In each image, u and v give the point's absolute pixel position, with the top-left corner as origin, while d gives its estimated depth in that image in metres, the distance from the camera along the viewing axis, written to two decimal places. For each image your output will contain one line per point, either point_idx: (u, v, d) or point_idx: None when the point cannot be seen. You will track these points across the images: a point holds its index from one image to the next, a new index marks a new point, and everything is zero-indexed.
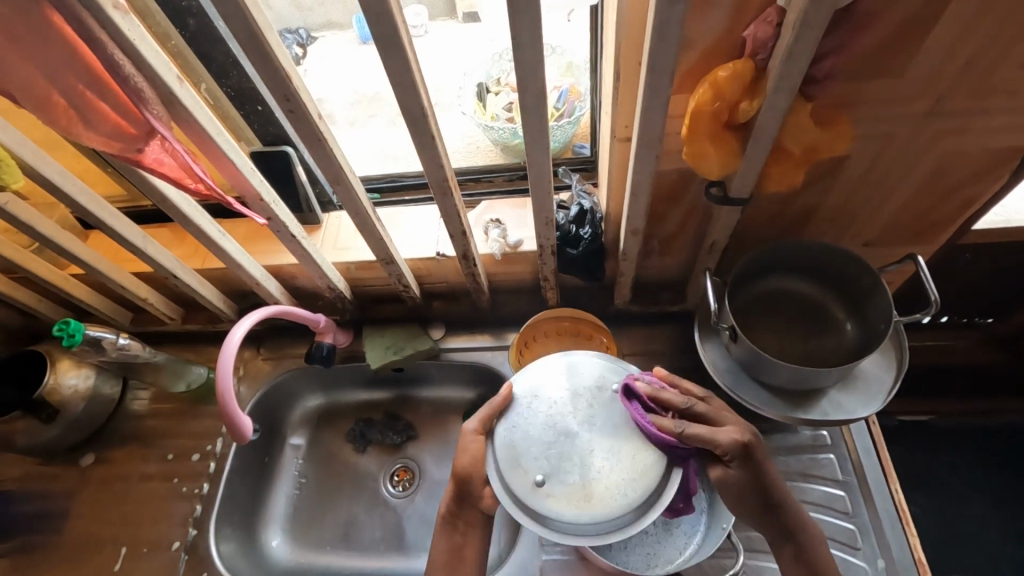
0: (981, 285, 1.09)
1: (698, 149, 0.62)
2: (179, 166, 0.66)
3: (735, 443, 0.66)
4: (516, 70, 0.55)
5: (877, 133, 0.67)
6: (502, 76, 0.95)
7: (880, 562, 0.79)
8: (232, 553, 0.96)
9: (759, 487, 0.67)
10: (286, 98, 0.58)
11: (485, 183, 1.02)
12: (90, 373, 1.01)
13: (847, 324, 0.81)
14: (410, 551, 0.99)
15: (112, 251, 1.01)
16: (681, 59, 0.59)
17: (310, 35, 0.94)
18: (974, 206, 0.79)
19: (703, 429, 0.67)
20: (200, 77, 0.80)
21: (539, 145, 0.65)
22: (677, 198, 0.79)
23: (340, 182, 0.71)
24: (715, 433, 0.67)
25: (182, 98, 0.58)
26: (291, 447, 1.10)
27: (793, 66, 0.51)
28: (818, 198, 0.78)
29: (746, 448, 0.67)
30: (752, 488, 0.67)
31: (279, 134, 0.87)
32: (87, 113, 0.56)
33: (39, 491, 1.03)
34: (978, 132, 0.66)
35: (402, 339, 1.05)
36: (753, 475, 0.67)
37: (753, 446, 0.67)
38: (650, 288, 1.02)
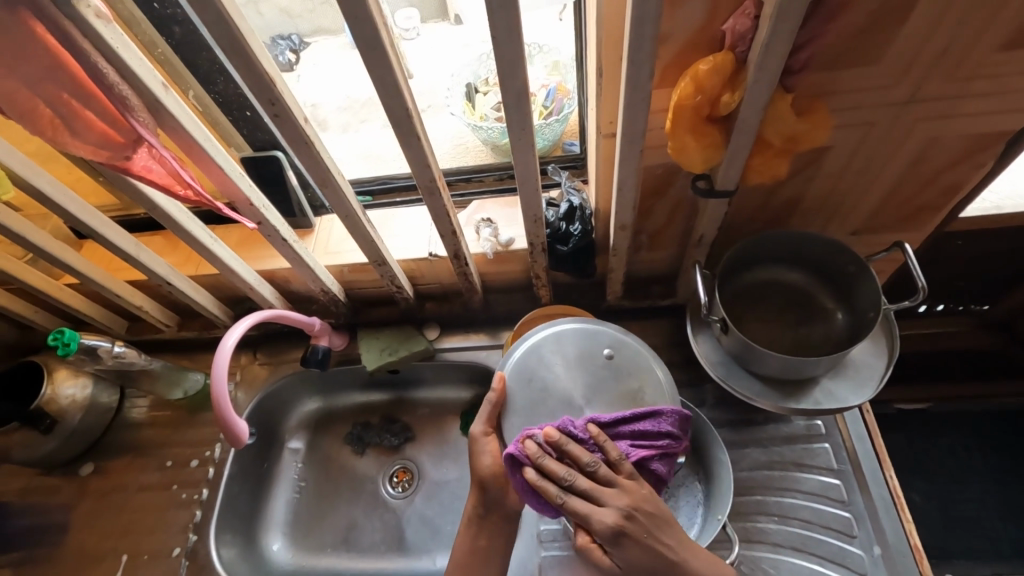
0: (973, 271, 1.09)
1: (682, 142, 0.62)
2: (168, 173, 0.66)
3: (606, 528, 0.61)
4: (498, 68, 0.56)
5: (860, 122, 0.67)
6: (490, 76, 0.95)
7: (876, 549, 0.80)
8: (232, 558, 0.97)
9: (649, 562, 0.61)
10: (271, 102, 0.59)
11: (476, 183, 1.02)
12: (87, 382, 1.02)
13: (837, 312, 0.82)
14: (410, 552, 0.99)
15: (106, 260, 1.01)
16: (661, 54, 0.60)
17: (303, 41, 0.95)
18: (960, 192, 0.79)
19: (576, 508, 0.62)
20: (188, 85, 0.81)
21: (524, 143, 0.65)
22: (665, 192, 0.79)
23: (328, 185, 0.71)
24: (589, 515, 0.61)
25: (167, 104, 0.59)
26: (290, 451, 1.11)
27: (771, 57, 0.52)
28: (804, 189, 0.79)
29: (617, 532, 0.61)
30: (639, 567, 0.62)
31: (268, 139, 0.88)
32: (73, 122, 0.57)
33: (39, 502, 1.04)
34: (960, 118, 0.67)
35: (398, 340, 1.06)
36: (633, 552, 0.61)
37: (627, 529, 0.61)
38: (642, 283, 1.03)
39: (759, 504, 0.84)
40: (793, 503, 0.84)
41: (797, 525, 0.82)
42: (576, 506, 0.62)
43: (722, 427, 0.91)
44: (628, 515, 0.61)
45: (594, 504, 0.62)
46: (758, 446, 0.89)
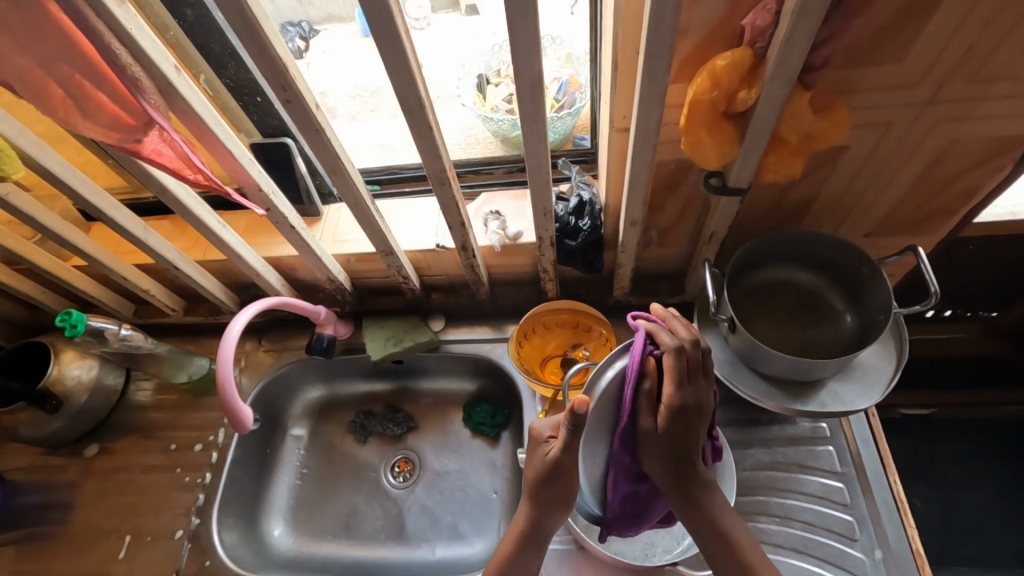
0: (983, 277, 1.08)
1: (695, 138, 0.61)
2: (178, 157, 0.66)
3: (681, 400, 0.60)
4: (513, 58, 0.55)
5: (877, 122, 0.66)
6: (502, 67, 0.94)
7: (878, 553, 0.79)
8: (234, 541, 0.98)
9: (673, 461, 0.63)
10: (283, 88, 0.58)
11: (485, 175, 1.01)
12: (93, 364, 1.02)
13: (846, 314, 0.81)
14: (411, 541, 0.99)
15: (114, 243, 1.01)
16: (679, 48, 0.59)
17: (313, 28, 0.96)
18: (976, 196, 0.78)
19: (674, 369, 0.60)
20: (199, 68, 0.80)
21: (537, 135, 0.65)
22: (677, 189, 0.79)
23: (338, 173, 0.71)
24: (680, 381, 0.60)
25: (179, 87, 0.58)
26: (293, 437, 1.11)
27: (791, 54, 0.51)
28: (817, 189, 0.78)
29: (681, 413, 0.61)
30: (668, 453, 0.63)
31: (278, 126, 0.88)
32: (84, 103, 0.56)
33: (44, 481, 1.05)
34: (980, 120, 0.66)
35: (403, 330, 1.06)
36: (674, 435, 0.62)
37: (692, 412, 0.61)
38: (649, 280, 1.02)
39: (760, 504, 0.84)
40: (795, 505, 0.84)
41: (798, 526, 0.82)
42: (682, 367, 0.60)
43: (726, 427, 0.90)
44: (696, 410, 0.62)
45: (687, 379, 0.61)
46: (761, 447, 0.88)
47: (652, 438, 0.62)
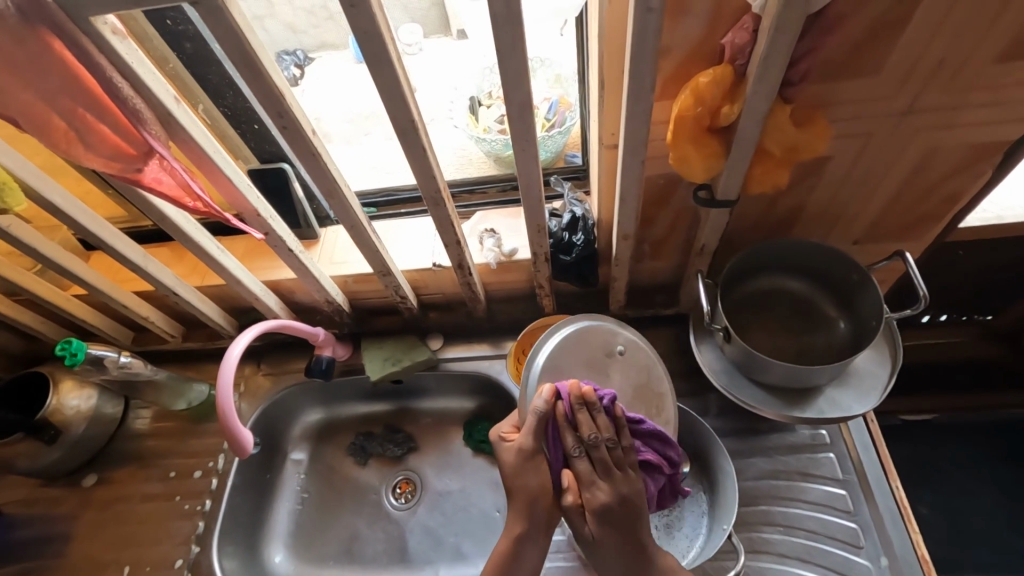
0: (974, 280, 1.10)
1: (683, 152, 0.63)
2: (178, 185, 0.67)
3: (600, 505, 0.69)
4: (502, 80, 0.57)
5: (858, 133, 0.68)
6: (493, 89, 0.97)
7: (883, 560, 0.79)
8: (235, 569, 0.96)
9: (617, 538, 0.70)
10: (280, 114, 0.60)
11: (480, 194, 1.03)
12: (92, 393, 1.02)
13: (839, 321, 0.82)
14: (413, 563, 0.98)
15: (114, 271, 1.02)
16: (663, 67, 0.61)
17: (309, 56, 0.97)
18: (959, 201, 0.80)
19: (584, 471, 0.70)
20: (197, 98, 0.82)
21: (528, 154, 0.66)
22: (667, 202, 0.80)
23: (334, 196, 0.72)
24: (596, 490, 0.70)
25: (179, 117, 0.60)
26: (293, 462, 1.10)
27: (769, 70, 0.53)
28: (804, 199, 0.80)
29: (607, 508, 0.69)
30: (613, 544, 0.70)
31: (275, 151, 0.89)
32: (86, 135, 0.58)
33: (42, 513, 1.04)
34: (955, 129, 0.68)
35: (401, 350, 1.06)
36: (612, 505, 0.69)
37: (614, 509, 0.69)
38: (645, 292, 1.03)
39: (764, 514, 0.84)
40: (798, 514, 0.83)
41: (802, 535, 0.82)
42: (590, 471, 0.70)
43: (727, 436, 0.91)
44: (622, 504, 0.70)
45: (601, 478, 0.71)
46: (762, 456, 0.88)
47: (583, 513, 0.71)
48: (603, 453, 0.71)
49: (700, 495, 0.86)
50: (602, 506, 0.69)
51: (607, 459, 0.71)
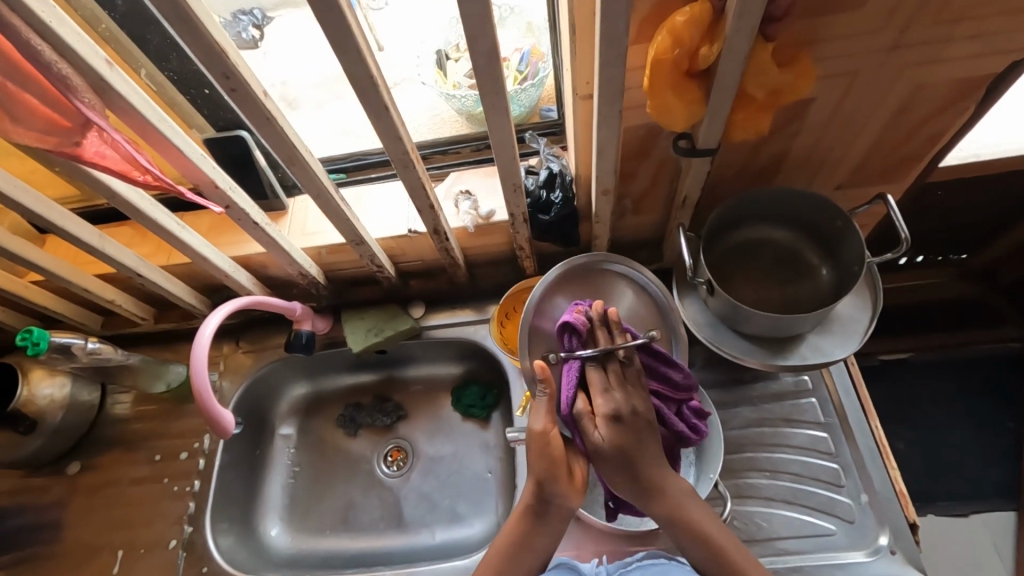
0: (953, 221, 1.10)
1: (661, 100, 0.60)
2: (123, 158, 0.63)
3: (610, 406, 0.65)
4: (465, 29, 0.52)
5: (840, 72, 0.66)
6: (461, 41, 0.92)
7: (864, 497, 0.82)
8: (231, 546, 0.96)
9: (619, 462, 0.65)
10: (226, 75, 0.55)
11: (453, 155, 0.98)
12: (65, 381, 0.99)
13: (822, 268, 0.82)
14: (409, 527, 1.00)
15: (72, 255, 0.97)
16: (638, 6, 0.57)
17: (266, 15, 0.92)
18: (942, 139, 0.79)
19: (597, 379, 0.67)
20: (138, 62, 0.76)
21: (499, 110, 0.62)
22: (647, 153, 0.77)
23: (296, 163, 0.68)
24: (607, 394, 0.66)
25: (114, 83, 0.55)
26: (281, 437, 1.10)
27: (750, 6, 0.49)
28: (784, 144, 0.77)
29: (617, 411, 0.65)
30: (613, 455, 0.65)
31: (231, 118, 0.84)
32: (12, 107, 0.54)
33: (28, 503, 1.02)
34: (941, 63, 0.65)
35: (383, 320, 1.04)
36: (626, 448, 0.65)
37: (631, 417, 0.66)
38: (628, 249, 1.01)
39: (750, 460, 0.86)
40: (783, 458, 0.85)
41: (787, 479, 0.84)
42: (605, 380, 0.67)
43: (712, 389, 0.92)
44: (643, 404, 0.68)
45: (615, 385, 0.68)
46: (747, 405, 0.90)
47: (599, 454, 0.66)
48: (618, 366, 0.68)
49: (687, 445, 0.85)
50: (616, 413, 0.65)
51: (619, 370, 0.68)
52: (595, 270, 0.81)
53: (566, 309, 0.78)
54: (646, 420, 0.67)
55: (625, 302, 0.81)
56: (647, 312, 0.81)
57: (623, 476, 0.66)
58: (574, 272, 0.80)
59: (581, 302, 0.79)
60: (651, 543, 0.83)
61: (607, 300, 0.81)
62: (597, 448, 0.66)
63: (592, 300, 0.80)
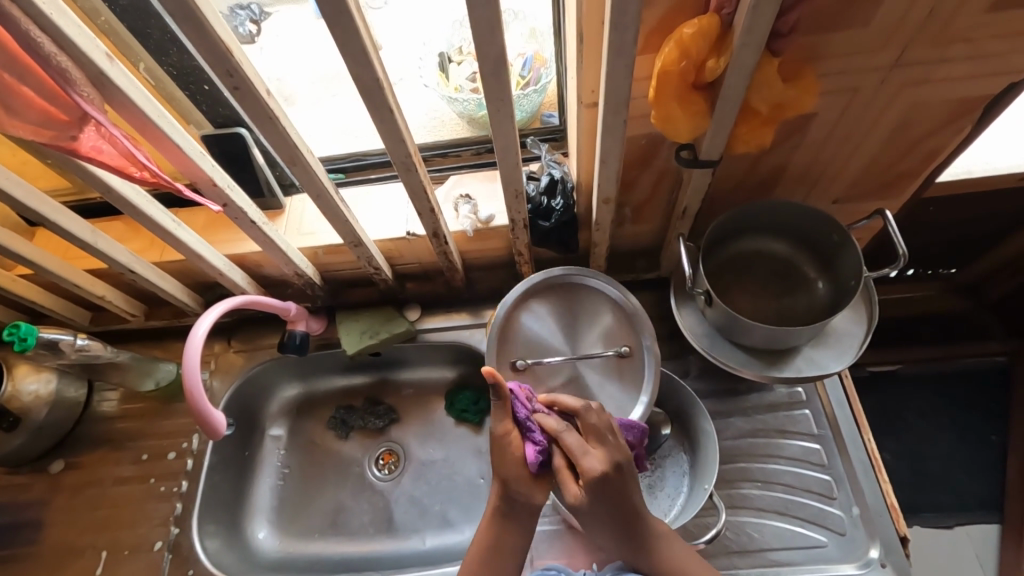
0: (944, 237, 1.11)
1: (666, 110, 0.60)
2: (120, 154, 0.62)
3: (591, 466, 0.63)
4: (472, 33, 0.52)
5: (842, 87, 0.66)
6: (464, 44, 0.91)
7: (855, 510, 0.82)
8: (218, 549, 0.95)
9: (599, 509, 0.65)
10: (229, 73, 0.54)
11: (453, 158, 0.98)
12: (51, 377, 0.97)
13: (819, 281, 0.83)
14: (400, 532, 0.99)
15: (62, 249, 0.96)
16: (646, 16, 0.57)
17: (264, 11, 0.91)
18: (939, 157, 0.79)
19: (574, 442, 0.65)
20: (138, 57, 0.75)
21: (504, 116, 0.62)
22: (648, 163, 0.77)
23: (297, 163, 0.67)
24: (589, 454, 0.64)
25: (114, 78, 0.54)
26: (271, 438, 1.08)
27: (759, 21, 0.49)
28: (785, 157, 0.78)
29: (603, 475, 0.62)
30: (594, 507, 0.64)
31: (230, 115, 0.83)
32: (7, 98, 0.53)
33: (8, 502, 1.00)
34: (940, 82, 0.66)
35: (378, 322, 1.03)
36: (605, 503, 0.64)
37: (614, 477, 0.63)
38: (625, 256, 1.02)
39: (743, 471, 0.86)
40: (776, 470, 0.86)
41: (780, 490, 0.85)
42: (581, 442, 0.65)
43: (706, 398, 0.92)
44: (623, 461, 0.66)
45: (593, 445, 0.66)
46: (741, 415, 0.90)
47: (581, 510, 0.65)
48: (592, 424, 0.67)
49: (681, 455, 0.88)
50: (602, 474, 0.62)
51: (594, 429, 0.67)
52: (574, 283, 0.87)
53: (545, 317, 0.87)
54: (627, 476, 0.65)
55: (600, 311, 0.87)
56: (623, 330, 0.86)
57: (606, 522, 0.66)
58: (553, 286, 0.87)
59: (557, 308, 0.87)
60: None
61: (583, 308, 0.87)
62: (578, 505, 0.65)
63: (572, 310, 0.87)
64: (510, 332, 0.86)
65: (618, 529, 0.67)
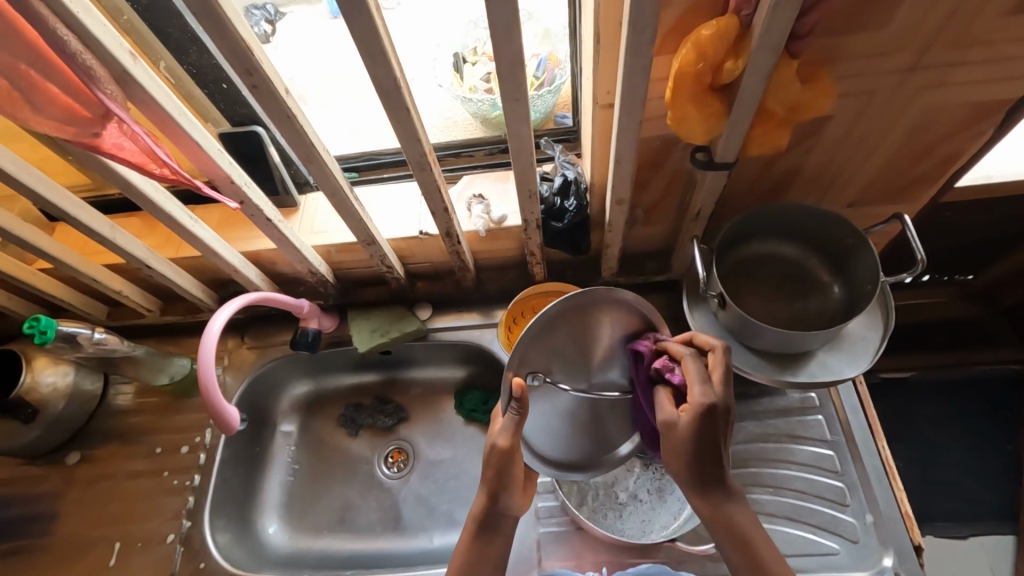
0: (962, 242, 1.10)
1: (681, 111, 0.60)
2: (141, 150, 0.63)
3: (707, 398, 0.59)
4: (490, 33, 0.52)
5: (861, 90, 0.66)
6: (478, 44, 0.91)
7: (868, 517, 0.81)
8: (228, 543, 0.96)
9: (689, 450, 0.60)
10: (248, 72, 0.55)
11: (466, 158, 0.99)
12: (68, 370, 0.99)
13: (833, 286, 0.82)
14: (408, 530, 0.99)
15: (81, 244, 0.97)
16: (663, 18, 0.57)
17: (278, 11, 0.92)
18: (958, 161, 0.78)
19: (696, 371, 0.61)
20: (157, 54, 0.76)
21: (519, 116, 0.62)
22: (662, 164, 0.77)
23: (312, 161, 0.68)
24: (705, 383, 0.60)
25: (137, 76, 0.55)
26: (282, 434, 1.09)
27: (778, 23, 0.49)
28: (801, 160, 0.77)
29: (713, 408, 0.58)
30: (686, 442, 0.60)
31: (247, 113, 0.84)
32: (33, 95, 0.54)
33: (25, 492, 1.01)
34: (962, 85, 0.66)
35: (389, 321, 1.04)
36: (699, 441, 0.60)
37: (720, 419, 0.59)
38: (636, 258, 1.01)
39: (754, 476, 0.86)
40: (787, 475, 0.85)
41: (791, 495, 0.84)
42: (703, 371, 0.61)
43: None
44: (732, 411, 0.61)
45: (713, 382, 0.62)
46: (752, 419, 0.90)
47: (671, 435, 0.61)
48: (717, 365, 0.63)
49: None
50: (712, 410, 0.58)
51: (716, 367, 0.63)
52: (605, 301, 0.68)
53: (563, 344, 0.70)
54: (727, 424, 0.60)
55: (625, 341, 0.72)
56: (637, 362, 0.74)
57: (689, 466, 0.62)
58: (581, 303, 0.67)
59: (584, 332, 0.69)
60: (651, 556, 0.82)
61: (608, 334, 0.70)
62: (671, 428, 0.62)
63: (594, 333, 0.70)
64: (528, 351, 0.66)
65: (701, 477, 0.62)
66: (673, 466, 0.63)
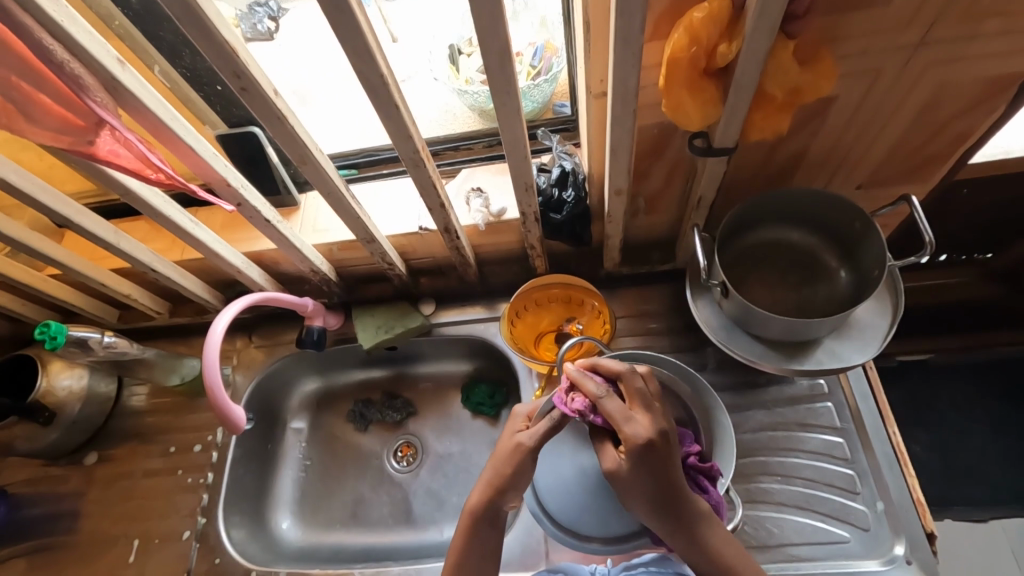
0: (979, 221, 1.06)
1: (676, 99, 0.59)
2: (135, 157, 0.63)
3: (632, 438, 0.60)
4: (475, 26, 0.51)
5: (865, 69, 0.63)
6: (474, 35, 0.90)
7: (880, 505, 0.80)
8: (244, 538, 0.98)
9: (638, 486, 0.61)
10: (236, 74, 0.55)
11: (465, 151, 0.98)
12: (83, 373, 1.00)
13: (841, 271, 0.80)
14: (418, 524, 1.00)
15: (89, 250, 0.99)
16: (654, 3, 0.55)
17: (281, 7, 0.90)
18: (971, 138, 0.76)
19: (616, 408, 0.62)
20: (152, 60, 0.76)
21: (510, 109, 0.61)
22: (661, 152, 0.76)
23: (306, 161, 0.67)
24: (628, 422, 0.61)
25: (126, 83, 0.55)
26: (293, 431, 1.11)
27: (771, 4, 0.47)
28: (805, 144, 0.75)
29: (646, 445, 0.60)
30: (632, 483, 0.61)
31: (243, 114, 0.84)
32: (27, 107, 0.54)
33: (46, 492, 1.04)
34: (973, 59, 0.63)
35: (393, 317, 1.04)
36: (644, 478, 0.61)
37: (657, 447, 0.60)
38: (640, 248, 1.00)
39: (762, 465, 0.85)
40: (796, 463, 0.84)
41: (800, 484, 0.83)
42: (623, 411, 0.62)
43: (725, 391, 0.90)
44: (668, 435, 0.62)
45: (637, 413, 0.63)
46: (761, 408, 0.88)
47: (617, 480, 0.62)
48: (638, 394, 0.64)
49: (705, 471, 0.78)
50: (646, 442, 0.60)
51: (638, 396, 0.64)
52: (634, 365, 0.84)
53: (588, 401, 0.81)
54: (669, 450, 0.61)
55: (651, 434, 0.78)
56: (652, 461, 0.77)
57: (645, 500, 0.62)
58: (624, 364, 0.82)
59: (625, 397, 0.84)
60: None
61: None
62: (616, 475, 0.63)
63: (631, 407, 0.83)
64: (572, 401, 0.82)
65: (658, 510, 0.63)
66: (630, 505, 0.64)
